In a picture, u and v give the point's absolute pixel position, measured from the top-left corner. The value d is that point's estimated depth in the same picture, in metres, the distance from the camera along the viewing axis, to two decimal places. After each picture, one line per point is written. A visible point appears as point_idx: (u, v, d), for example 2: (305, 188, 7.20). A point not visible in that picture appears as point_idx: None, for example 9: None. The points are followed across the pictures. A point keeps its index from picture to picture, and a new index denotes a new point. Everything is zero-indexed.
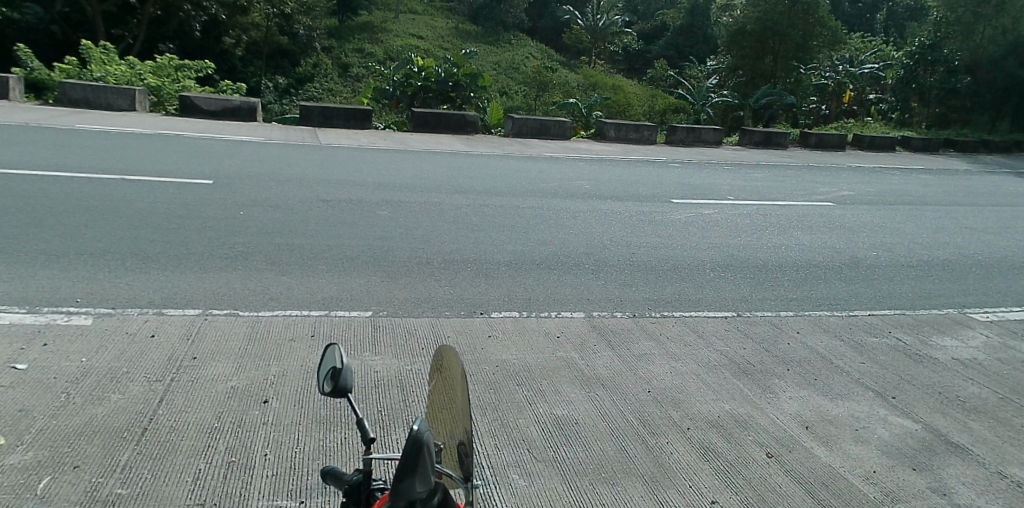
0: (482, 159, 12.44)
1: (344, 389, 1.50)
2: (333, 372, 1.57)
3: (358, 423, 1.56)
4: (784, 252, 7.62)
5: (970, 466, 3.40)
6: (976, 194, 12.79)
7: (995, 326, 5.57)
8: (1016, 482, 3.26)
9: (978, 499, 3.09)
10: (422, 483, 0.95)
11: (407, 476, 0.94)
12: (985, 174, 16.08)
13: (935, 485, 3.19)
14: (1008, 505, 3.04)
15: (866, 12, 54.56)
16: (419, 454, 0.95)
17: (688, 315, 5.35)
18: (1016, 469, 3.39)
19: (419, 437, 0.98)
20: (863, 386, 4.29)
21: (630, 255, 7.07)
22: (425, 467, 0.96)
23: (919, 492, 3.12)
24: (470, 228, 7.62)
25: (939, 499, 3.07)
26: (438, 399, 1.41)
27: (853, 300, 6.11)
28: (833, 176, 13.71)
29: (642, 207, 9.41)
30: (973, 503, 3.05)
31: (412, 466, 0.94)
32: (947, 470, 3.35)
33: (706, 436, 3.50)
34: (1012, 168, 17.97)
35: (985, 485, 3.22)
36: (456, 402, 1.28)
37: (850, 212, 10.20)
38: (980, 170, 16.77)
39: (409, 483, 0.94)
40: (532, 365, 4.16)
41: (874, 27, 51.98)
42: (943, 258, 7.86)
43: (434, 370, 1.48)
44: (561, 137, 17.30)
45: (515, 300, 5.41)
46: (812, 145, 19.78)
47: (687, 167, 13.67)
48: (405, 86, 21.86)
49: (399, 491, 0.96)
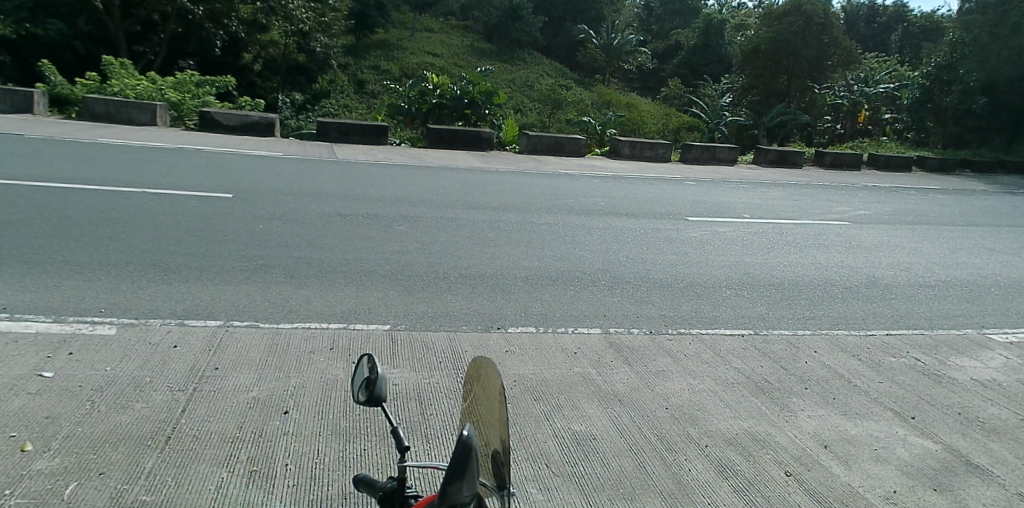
0: (496, 175, 12.52)
1: (378, 398, 1.68)
2: (369, 384, 1.70)
3: (393, 432, 1.75)
4: (802, 270, 7.59)
5: (991, 487, 3.36)
6: (997, 215, 12.65)
7: (1015, 348, 5.51)
8: None
9: None
10: (467, 487, 1.07)
11: (455, 479, 1.06)
12: (1005, 195, 15.88)
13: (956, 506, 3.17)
14: None
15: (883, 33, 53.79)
16: (466, 463, 1.06)
17: (705, 333, 5.33)
18: None
19: (467, 442, 1.09)
20: (882, 406, 4.26)
21: (645, 271, 7.06)
22: (472, 471, 1.07)
23: None
24: (485, 243, 7.64)
25: None
26: (476, 411, 1.48)
27: (871, 320, 6.05)
28: (851, 196, 13.62)
29: (658, 224, 9.42)
30: None
31: (460, 471, 1.06)
32: (967, 490, 3.33)
33: (724, 454, 3.50)
34: None
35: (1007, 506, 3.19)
36: (492, 414, 1.37)
37: (868, 231, 10.15)
38: (1001, 191, 16.59)
39: (457, 484, 1.05)
40: (549, 380, 4.16)
41: (889, 49, 52.20)
42: (963, 278, 7.80)
43: (468, 379, 1.56)
44: (575, 153, 17.33)
45: (531, 315, 5.42)
46: (827, 164, 19.75)
47: (701, 185, 13.63)
48: (421, 103, 21.78)
49: (447, 495, 1.07)
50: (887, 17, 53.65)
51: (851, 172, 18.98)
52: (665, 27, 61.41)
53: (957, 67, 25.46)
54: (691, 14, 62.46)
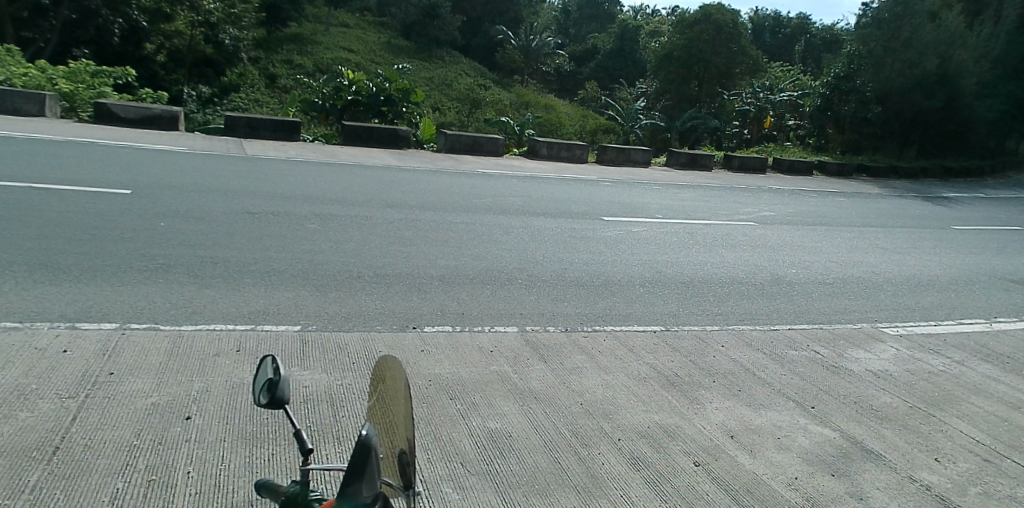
0: (413, 174, 12.39)
1: (282, 399, 1.56)
2: (271, 383, 1.62)
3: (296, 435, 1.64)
4: (711, 269, 7.90)
5: (882, 472, 3.63)
6: (885, 216, 13.60)
7: (904, 341, 6.00)
8: (922, 487, 3.54)
9: (893, 504, 3.32)
10: (367, 488, 1.10)
11: (354, 479, 1.09)
12: (893, 198, 17.10)
13: (852, 490, 3.41)
14: None
15: (785, 43, 56.80)
16: (366, 461, 1.10)
17: (619, 329, 5.45)
18: (923, 474, 3.69)
19: (366, 444, 1.10)
20: (785, 397, 4.49)
21: (562, 270, 7.16)
22: (372, 471, 1.11)
23: (838, 498, 3.31)
24: (401, 242, 7.54)
25: (855, 503, 3.28)
26: (380, 412, 1.49)
27: (774, 315, 6.37)
28: (756, 198, 14.30)
29: (573, 223, 9.57)
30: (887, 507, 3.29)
31: (359, 471, 1.10)
32: (862, 476, 3.58)
33: (636, 447, 3.58)
34: (917, 193, 19.21)
35: (895, 489, 3.47)
36: (397, 415, 1.39)
37: (771, 231, 10.68)
38: (889, 194, 17.84)
39: (356, 486, 1.05)
40: (465, 379, 4.12)
41: (792, 57, 55.09)
42: (857, 275, 8.34)
43: (373, 381, 1.57)
44: (494, 153, 17.47)
45: (448, 314, 5.38)
46: (735, 167, 20.66)
47: (616, 185, 13.98)
48: (336, 99, 21.20)
49: (345, 497, 1.10)
50: (789, 29, 56.71)
51: (756, 176, 19.94)
52: (583, 31, 62.63)
53: (854, 78, 27.21)
54: (608, 20, 64.09)
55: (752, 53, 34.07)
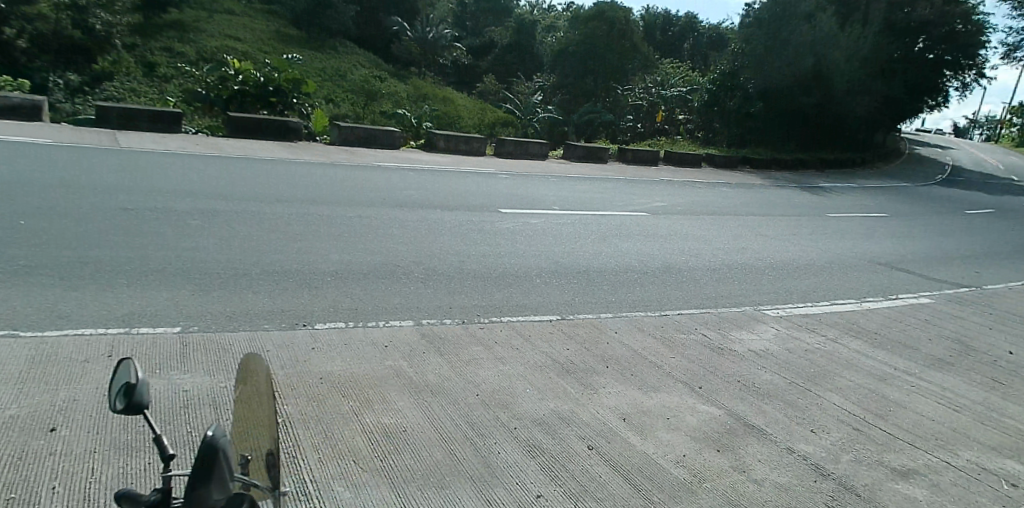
0: (308, 167, 12.06)
1: (141, 407, 1.46)
2: (128, 386, 1.51)
3: (156, 439, 1.52)
4: (605, 258, 8.17)
5: (764, 447, 3.91)
6: (764, 205, 14.50)
7: (783, 321, 6.46)
8: (800, 457, 3.85)
9: (773, 475, 3.60)
10: (218, 491, 1.33)
11: (202, 482, 1.31)
12: (772, 188, 18.25)
13: (736, 464, 3.66)
14: (796, 480, 3.59)
15: (675, 40, 59.12)
16: (213, 466, 1.34)
17: (516, 320, 5.54)
18: (800, 445, 4.01)
19: (214, 450, 1.35)
20: (674, 379, 4.72)
21: (460, 263, 7.20)
22: (223, 474, 1.35)
23: (722, 473, 3.55)
24: (294, 238, 7.34)
25: (738, 477, 3.53)
26: (242, 410, 1.61)
27: (664, 301, 6.67)
28: (648, 189, 14.87)
29: (471, 216, 9.63)
30: (767, 478, 3.56)
31: (208, 474, 1.32)
32: (745, 450, 3.84)
33: (532, 434, 3.67)
34: (795, 183, 20.60)
35: (775, 461, 3.77)
36: (259, 418, 1.52)
37: (662, 221, 11.17)
38: (769, 185, 19.01)
39: (204, 487, 1.31)
40: (358, 375, 4.08)
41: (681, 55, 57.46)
42: (741, 261, 8.86)
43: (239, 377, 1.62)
44: (389, 146, 17.25)
45: (341, 310, 5.30)
46: (629, 159, 21.35)
47: (514, 178, 14.18)
48: (219, 89, 19.54)
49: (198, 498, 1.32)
50: (678, 28, 59.08)
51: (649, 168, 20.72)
52: (481, 24, 62.68)
53: (739, 75, 29.46)
54: (505, 13, 64.46)
55: (645, 49, 35.28)
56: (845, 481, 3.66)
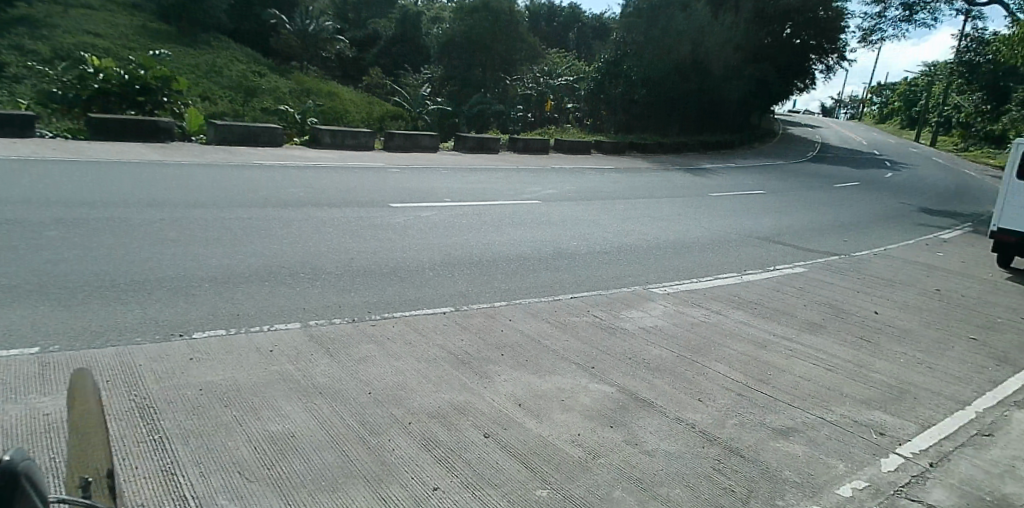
0: (183, 169, 11.49)
1: None
2: None
3: None
4: (498, 247, 8.33)
5: (655, 420, 4.16)
6: (649, 188, 15.16)
7: (671, 297, 6.85)
8: (689, 426, 4.13)
9: (662, 446, 3.85)
10: None
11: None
12: (657, 171, 19.08)
13: (628, 439, 3.89)
14: (684, 448, 3.86)
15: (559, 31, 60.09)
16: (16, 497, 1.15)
17: (407, 314, 5.57)
18: (688, 414, 4.30)
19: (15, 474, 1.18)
20: (568, 361, 4.91)
21: (349, 260, 7.14)
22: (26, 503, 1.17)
23: (615, 447, 3.77)
24: (169, 244, 7.03)
25: (630, 450, 3.76)
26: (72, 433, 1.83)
27: (557, 286, 6.89)
28: (538, 178, 15.17)
29: (360, 212, 9.53)
30: (657, 449, 3.81)
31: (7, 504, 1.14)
32: (637, 424, 4.08)
33: (427, 427, 3.75)
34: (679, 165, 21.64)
35: (665, 432, 4.03)
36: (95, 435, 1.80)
37: (553, 207, 11.48)
38: (654, 168, 19.87)
39: None
40: (242, 383, 4.00)
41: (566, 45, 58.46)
42: (629, 243, 9.27)
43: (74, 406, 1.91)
44: (271, 143, 16.78)
45: (222, 317, 5.15)
46: (520, 149, 21.69)
47: (405, 172, 14.10)
48: (76, 88, 17.30)
49: None
50: (562, 19, 60.10)
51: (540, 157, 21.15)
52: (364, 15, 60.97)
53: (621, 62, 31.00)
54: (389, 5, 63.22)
55: (529, 40, 36.27)
56: (730, 445, 3.97)
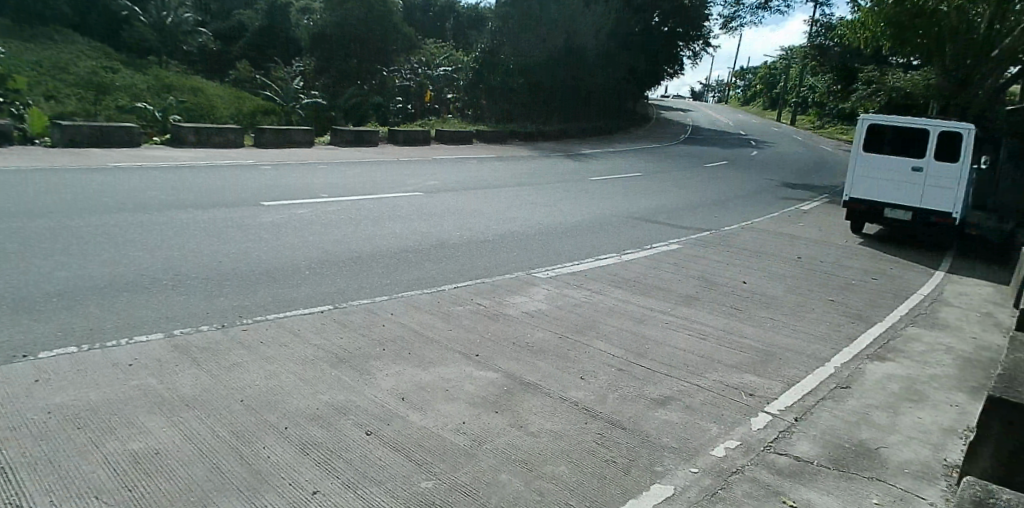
0: (22, 174, 10.55)
1: None
2: None
3: None
4: (378, 241, 8.32)
5: (538, 402, 4.39)
6: (529, 175, 15.54)
7: (553, 280, 7.16)
8: (571, 404, 4.40)
9: (543, 425, 4.09)
10: None
11: None
12: (539, 158, 19.55)
13: (512, 422, 4.10)
14: (565, 425, 4.12)
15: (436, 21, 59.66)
16: None
17: (282, 316, 5.51)
18: (570, 392, 4.58)
19: None
20: (452, 351, 5.06)
21: (217, 264, 6.91)
22: None
23: (498, 431, 3.97)
24: (7, 256, 6.49)
25: (511, 432, 3.97)
26: None
27: (440, 277, 7.01)
28: (419, 169, 15.16)
29: (229, 212, 9.19)
30: (539, 428, 4.05)
31: None
32: (521, 407, 4.30)
33: (305, 430, 3.78)
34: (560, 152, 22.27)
35: (548, 411, 4.28)
36: None
37: (435, 198, 11.56)
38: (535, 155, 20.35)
39: None
40: (99, 403, 3.84)
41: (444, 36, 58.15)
42: (510, 230, 9.52)
43: None
44: (129, 143, 15.82)
45: (75, 332, 4.87)
46: (400, 140, 21.56)
47: (278, 168, 13.68)
48: None
49: None
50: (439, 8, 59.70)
51: (422, 148, 21.12)
52: None
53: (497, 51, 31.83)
54: None
55: (405, 30, 36.05)
56: (610, 418, 4.27)
